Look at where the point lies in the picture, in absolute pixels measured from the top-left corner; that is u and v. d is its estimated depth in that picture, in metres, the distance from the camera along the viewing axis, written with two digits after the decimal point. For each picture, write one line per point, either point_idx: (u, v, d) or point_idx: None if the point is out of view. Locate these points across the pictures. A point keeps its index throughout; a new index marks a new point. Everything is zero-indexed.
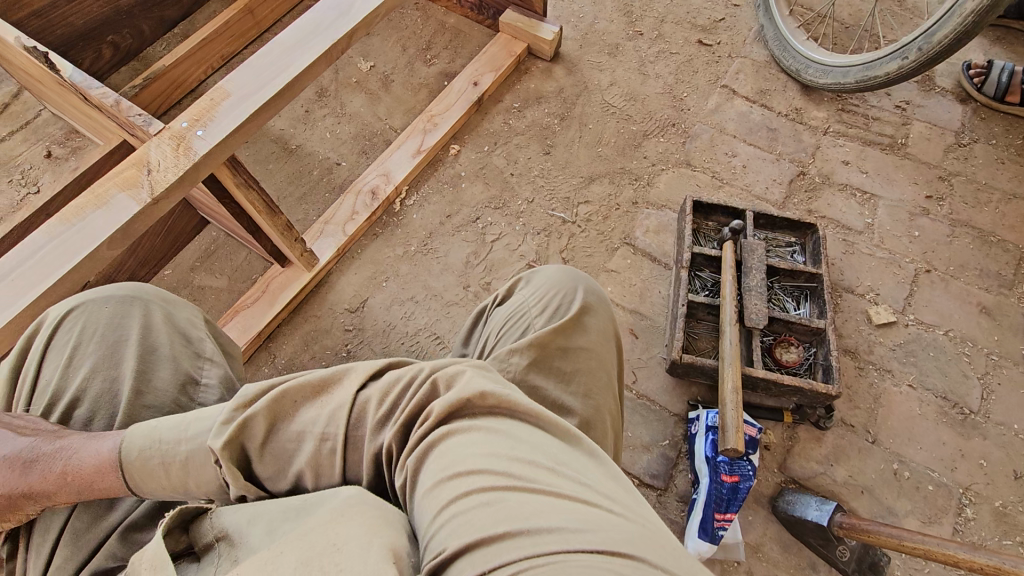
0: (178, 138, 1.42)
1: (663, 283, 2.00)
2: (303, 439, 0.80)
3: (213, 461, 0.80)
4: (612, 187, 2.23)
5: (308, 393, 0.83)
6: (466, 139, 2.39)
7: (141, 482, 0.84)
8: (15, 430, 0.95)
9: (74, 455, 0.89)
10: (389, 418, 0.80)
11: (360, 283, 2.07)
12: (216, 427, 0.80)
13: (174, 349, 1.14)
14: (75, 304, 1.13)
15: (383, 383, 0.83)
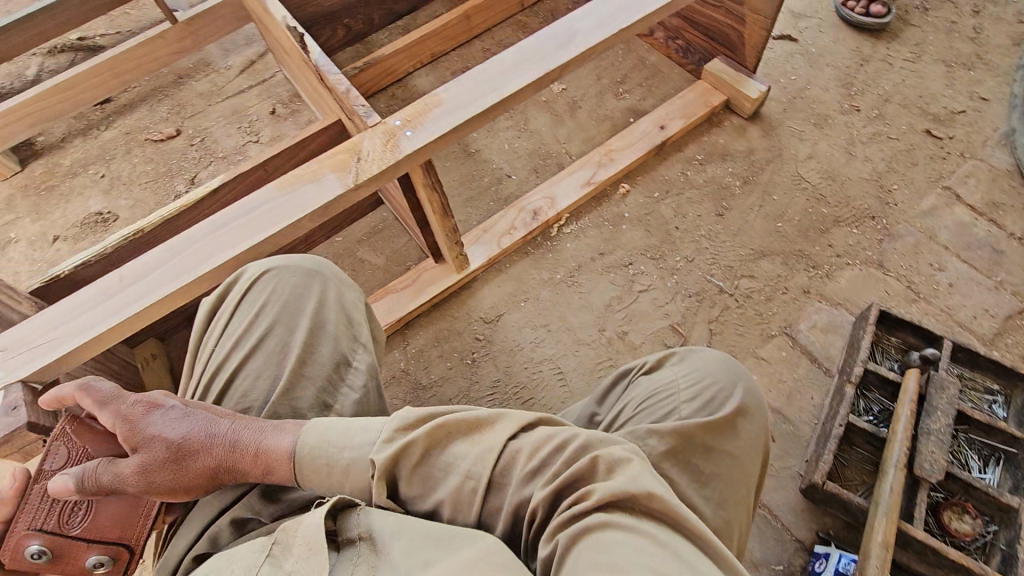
0: (390, 134, 1.53)
1: (818, 391, 1.80)
2: (450, 471, 0.86)
3: (369, 471, 0.87)
4: (784, 268, 2.05)
5: (463, 429, 0.88)
6: (638, 180, 2.33)
7: (309, 477, 0.91)
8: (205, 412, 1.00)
9: (261, 442, 0.95)
10: (543, 479, 0.82)
11: (500, 297, 2.11)
12: (379, 443, 0.87)
13: (338, 328, 1.21)
14: (272, 267, 1.26)
15: (536, 440, 0.86)
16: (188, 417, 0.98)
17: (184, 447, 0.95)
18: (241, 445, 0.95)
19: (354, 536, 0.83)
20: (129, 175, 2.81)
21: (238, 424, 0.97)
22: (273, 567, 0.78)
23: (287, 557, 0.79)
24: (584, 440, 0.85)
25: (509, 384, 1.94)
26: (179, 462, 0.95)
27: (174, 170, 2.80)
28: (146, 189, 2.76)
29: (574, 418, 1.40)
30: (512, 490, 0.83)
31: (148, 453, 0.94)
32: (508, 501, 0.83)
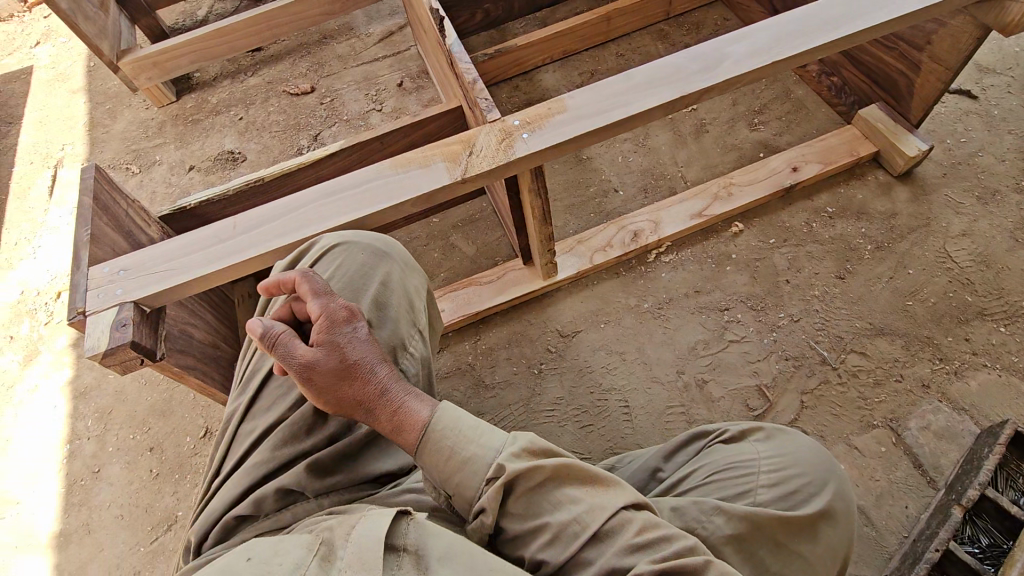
0: (506, 132, 1.51)
1: (916, 503, 1.57)
2: (557, 511, 0.94)
3: (488, 475, 0.95)
4: (903, 352, 1.82)
5: (588, 479, 0.96)
6: (754, 221, 2.16)
7: (430, 453, 0.99)
8: (374, 350, 1.09)
9: (405, 402, 1.04)
10: (651, 558, 0.88)
11: (581, 313, 2.05)
12: (509, 452, 0.96)
13: (397, 311, 1.24)
14: (339, 242, 1.30)
15: (648, 521, 0.93)
16: (361, 348, 1.08)
17: (349, 369, 1.05)
18: (390, 395, 1.05)
19: (399, 547, 0.85)
20: (263, 122, 3.01)
21: (393, 376, 1.07)
22: (322, 567, 0.78)
23: (337, 560, 0.80)
24: (695, 543, 0.91)
25: (570, 405, 1.88)
26: (336, 379, 1.03)
27: (302, 124, 2.97)
28: (274, 137, 2.95)
29: (634, 466, 1.32)
30: (615, 550, 0.90)
31: (323, 356, 1.04)
32: (605, 559, 0.90)
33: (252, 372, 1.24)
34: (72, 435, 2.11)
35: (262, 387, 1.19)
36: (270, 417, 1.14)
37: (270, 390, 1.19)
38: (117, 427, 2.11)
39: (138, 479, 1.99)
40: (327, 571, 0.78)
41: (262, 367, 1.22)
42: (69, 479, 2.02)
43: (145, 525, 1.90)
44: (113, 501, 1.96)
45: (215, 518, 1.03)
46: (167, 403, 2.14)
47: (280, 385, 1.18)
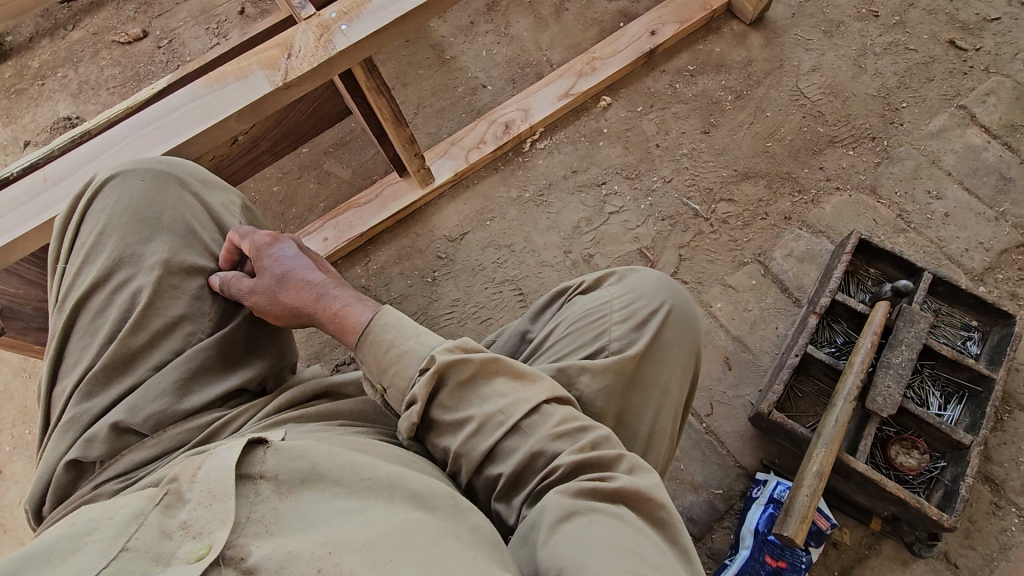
0: (324, 28, 1.41)
1: (785, 321, 1.72)
2: (482, 404, 0.94)
3: (423, 366, 0.95)
4: (766, 191, 1.92)
5: (512, 373, 0.96)
6: (622, 93, 2.15)
7: (367, 348, 1.00)
8: (309, 266, 1.16)
9: (342, 301, 1.09)
10: (572, 449, 0.91)
11: (466, 215, 2.02)
12: (444, 347, 0.96)
13: (206, 237, 1.21)
14: (115, 173, 1.20)
15: (568, 412, 0.95)
16: (298, 263, 1.16)
17: (286, 281, 1.13)
18: (326, 296, 1.10)
19: (256, 474, 0.76)
20: (97, 79, 2.70)
21: (330, 282, 1.13)
22: (166, 515, 0.70)
23: (184, 504, 0.71)
24: (609, 434, 0.95)
25: (467, 304, 1.89)
26: (277, 292, 1.12)
27: (143, 75, 2.68)
28: (114, 95, 2.66)
29: (507, 334, 1.34)
30: (536, 438, 0.91)
31: (263, 275, 1.13)
32: (528, 447, 0.91)
33: (53, 328, 1.12)
34: None
35: (65, 343, 1.09)
36: (80, 366, 1.05)
37: (76, 338, 1.09)
38: (9, 426, 1.99)
39: None
40: (172, 518, 0.69)
41: (61, 322, 1.11)
42: None
43: None
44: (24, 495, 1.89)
45: (46, 477, 0.96)
46: None
47: (83, 331, 1.08)
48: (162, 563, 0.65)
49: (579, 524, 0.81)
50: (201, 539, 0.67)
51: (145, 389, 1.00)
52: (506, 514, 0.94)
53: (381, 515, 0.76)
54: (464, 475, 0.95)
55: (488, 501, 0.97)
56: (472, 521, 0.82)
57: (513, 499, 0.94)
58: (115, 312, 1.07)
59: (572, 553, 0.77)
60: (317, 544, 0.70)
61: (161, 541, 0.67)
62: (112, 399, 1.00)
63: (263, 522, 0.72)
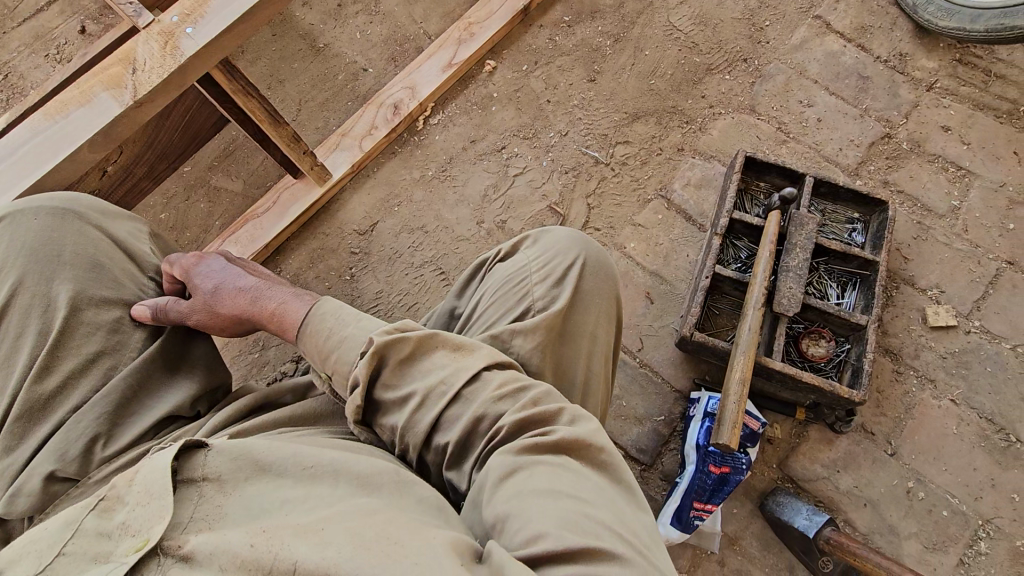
0: (167, 34, 1.31)
1: (694, 247, 1.81)
2: (424, 378, 0.96)
3: (363, 349, 0.96)
4: (657, 128, 1.99)
5: (451, 345, 0.99)
6: (504, 54, 2.14)
7: (309, 338, 1.01)
8: (243, 274, 1.15)
9: (278, 300, 1.08)
10: (514, 408, 0.92)
11: (372, 205, 1.97)
12: (385, 328, 0.97)
13: (117, 271, 1.12)
14: (5, 214, 1.09)
15: (508, 376, 0.97)
16: (229, 274, 1.15)
17: (220, 292, 1.12)
18: (261, 298, 1.10)
19: (198, 476, 0.76)
20: None
21: (263, 285, 1.12)
22: (104, 517, 0.70)
23: (121, 506, 0.70)
24: (550, 391, 0.96)
25: (391, 294, 1.86)
26: (213, 305, 1.11)
27: None
28: None
29: (434, 315, 1.34)
30: (478, 404, 0.93)
31: (196, 292, 1.12)
32: (471, 413, 0.92)
33: None
34: None
35: None
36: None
37: None
38: None
39: None
40: (108, 520, 0.69)
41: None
42: None
43: None
44: None
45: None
46: None
47: None
48: (101, 560, 0.66)
49: (520, 477, 0.83)
50: (139, 535, 0.68)
51: (66, 432, 0.93)
52: (457, 481, 0.94)
53: (323, 498, 0.76)
54: (413, 453, 0.96)
55: (441, 474, 0.97)
56: (417, 493, 0.82)
57: (463, 465, 0.94)
58: (25, 360, 0.99)
59: (512, 505, 0.79)
60: (253, 530, 0.70)
61: (101, 541, 0.68)
62: (35, 450, 0.93)
63: (206, 518, 0.72)
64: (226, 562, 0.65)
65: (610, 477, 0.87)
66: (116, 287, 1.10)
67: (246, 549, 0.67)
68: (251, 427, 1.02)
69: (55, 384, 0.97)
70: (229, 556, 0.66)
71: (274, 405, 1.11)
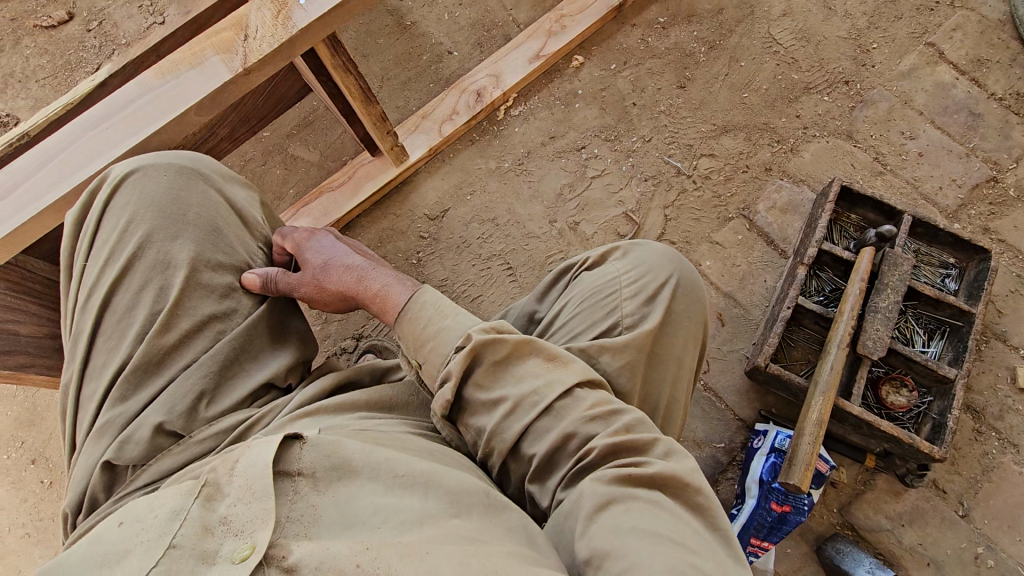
0: (280, 3, 1.30)
1: (772, 273, 1.75)
2: (516, 384, 0.96)
3: (459, 344, 0.98)
4: (746, 143, 1.91)
5: (545, 355, 0.98)
6: (594, 51, 2.08)
7: (406, 324, 1.05)
8: (351, 252, 1.20)
9: (382, 282, 1.13)
10: (606, 432, 0.91)
11: (446, 191, 1.96)
12: (482, 326, 0.99)
13: (233, 237, 1.15)
14: (135, 168, 1.12)
15: (600, 397, 0.96)
16: (337, 250, 1.20)
17: (328, 268, 1.17)
18: (366, 278, 1.14)
19: (293, 471, 0.76)
20: (24, 70, 2.35)
21: (369, 265, 1.17)
22: (207, 509, 0.70)
23: (223, 498, 0.71)
24: (643, 419, 0.95)
25: (456, 283, 1.85)
26: (321, 280, 1.16)
27: (74, 62, 2.35)
28: (45, 86, 2.33)
29: (512, 314, 1.33)
30: (569, 420, 0.93)
31: (307, 266, 1.17)
32: (561, 429, 0.92)
33: (77, 330, 1.07)
34: None
35: (92, 346, 1.04)
36: (111, 366, 1.01)
37: (103, 346, 1.04)
38: None
39: (32, 494, 1.79)
40: (211, 513, 0.70)
41: (85, 323, 1.05)
42: None
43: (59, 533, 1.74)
44: (14, 522, 1.77)
45: (84, 481, 0.95)
46: (32, 413, 1.87)
47: (111, 335, 1.04)
48: (207, 562, 0.66)
49: (618, 514, 0.82)
50: (243, 538, 0.68)
51: (173, 390, 0.99)
52: (539, 496, 0.95)
53: (420, 512, 0.75)
54: (497, 458, 0.96)
55: (519, 485, 0.98)
56: (507, 522, 0.80)
57: (546, 481, 0.94)
58: (144, 313, 1.03)
59: (614, 543, 0.78)
60: (356, 544, 0.70)
61: (205, 537, 0.68)
62: (146, 401, 0.99)
63: (302, 521, 0.73)
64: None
65: (706, 520, 0.85)
66: (229, 253, 1.13)
67: (351, 569, 0.67)
68: (333, 403, 1.03)
69: (173, 341, 1.02)
70: (334, 573, 0.66)
71: (354, 386, 1.14)
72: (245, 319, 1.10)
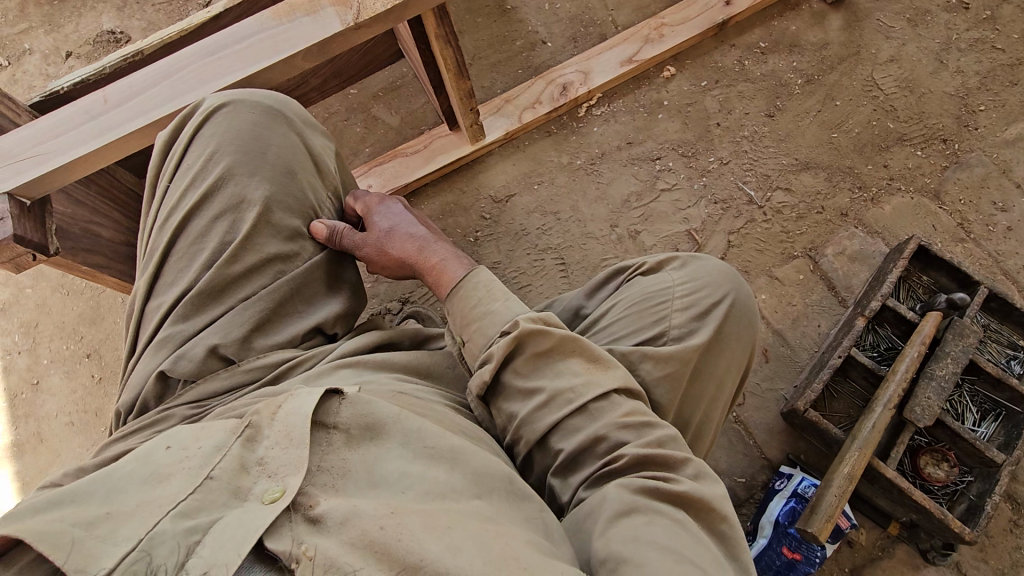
0: None
1: (828, 319, 1.71)
2: (555, 378, 0.99)
3: (503, 329, 1.03)
4: (826, 184, 1.87)
5: (585, 355, 1.00)
6: (687, 64, 2.06)
7: (458, 300, 1.10)
8: (412, 222, 1.26)
9: (441, 257, 1.19)
10: (637, 441, 0.93)
11: (514, 176, 1.99)
12: (529, 316, 1.02)
13: (304, 183, 1.19)
14: (226, 101, 1.18)
15: (634, 406, 0.98)
16: (401, 218, 1.25)
17: (392, 234, 1.23)
18: (427, 250, 1.20)
19: (330, 424, 0.78)
20: None
21: (431, 237, 1.23)
22: (246, 449, 0.72)
23: (262, 441, 0.73)
24: (675, 437, 0.96)
25: (508, 268, 1.88)
26: (383, 245, 1.22)
27: None
28: (159, 11, 2.45)
29: (561, 306, 1.35)
30: (602, 424, 0.95)
31: (372, 228, 1.23)
32: (593, 430, 0.95)
33: (152, 248, 1.13)
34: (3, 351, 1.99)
35: (163, 265, 1.11)
36: (178, 287, 1.07)
37: (173, 266, 1.10)
38: (48, 338, 1.98)
39: (82, 386, 1.91)
40: (251, 453, 0.72)
41: (160, 242, 1.12)
42: (8, 393, 1.93)
43: (99, 426, 1.86)
44: (62, 407, 1.90)
45: (137, 387, 1.03)
46: (96, 310, 2.00)
47: (181, 257, 1.10)
48: (239, 498, 0.68)
49: (639, 523, 0.82)
50: (275, 481, 0.69)
51: (229, 318, 1.04)
52: (560, 491, 0.97)
53: (443, 486, 0.76)
54: (524, 446, 0.99)
55: (541, 476, 1.01)
56: (528, 513, 0.80)
57: (569, 477, 0.96)
58: (215, 241, 1.09)
59: (634, 549, 0.78)
60: (383, 506, 0.71)
61: (240, 475, 0.70)
62: (204, 324, 1.04)
63: (331, 473, 0.75)
64: (354, 536, 0.67)
65: (725, 551, 0.86)
66: (298, 196, 1.18)
67: (376, 530, 0.68)
68: (369, 359, 1.07)
69: (237, 273, 1.07)
70: (359, 531, 0.67)
71: (393, 347, 1.19)
72: (305, 262, 1.15)
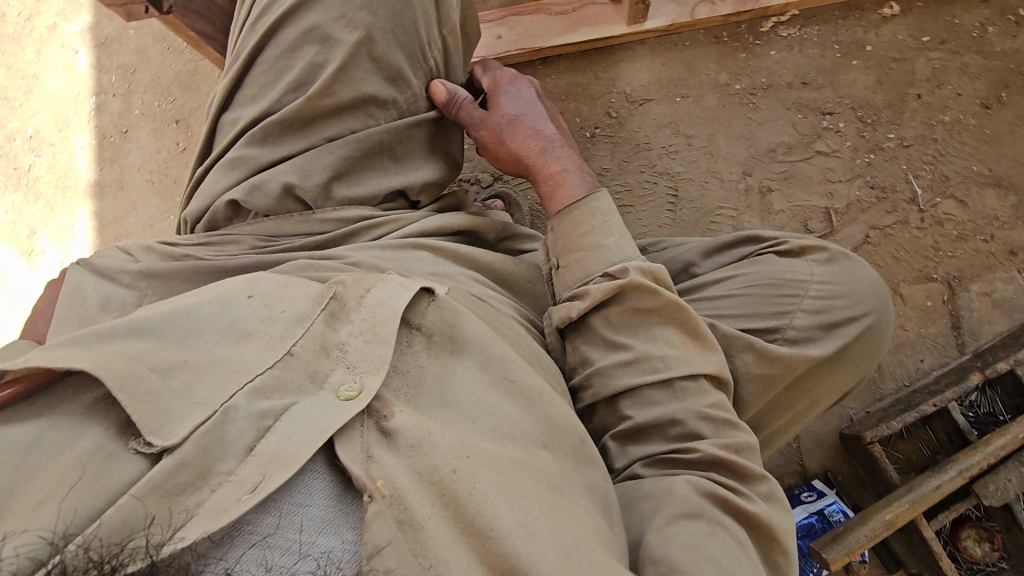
0: None
1: (934, 358, 1.53)
2: (646, 342, 0.89)
3: (605, 270, 0.92)
4: (1010, 211, 1.57)
5: (685, 328, 0.90)
6: (914, 7, 1.66)
7: (567, 220, 0.98)
8: (543, 116, 1.09)
9: (562, 167, 1.03)
10: (714, 440, 0.84)
11: (659, 78, 1.72)
12: (641, 266, 0.91)
13: (421, 9, 0.97)
14: None
15: (721, 399, 0.88)
16: (532, 109, 1.09)
17: (515, 124, 1.07)
18: (549, 153, 1.05)
19: (415, 323, 0.74)
20: None
21: (558, 140, 1.06)
22: (329, 327, 0.68)
23: (346, 323, 0.69)
24: (754, 448, 0.88)
25: (615, 180, 1.70)
26: (503, 133, 1.07)
27: None
28: None
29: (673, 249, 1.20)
30: (684, 407, 0.86)
31: (496, 112, 1.08)
32: (671, 411, 0.86)
33: (241, 48, 1.00)
34: (98, 88, 1.96)
35: (247, 71, 0.98)
36: (262, 101, 0.95)
37: (259, 75, 0.97)
38: (141, 90, 1.93)
39: (166, 150, 1.90)
40: (332, 334, 0.67)
41: (249, 43, 0.98)
42: (98, 133, 1.94)
43: (176, 196, 1.88)
44: (145, 163, 1.91)
45: (207, 202, 0.97)
46: (191, 76, 1.92)
47: (272, 65, 0.96)
48: (316, 385, 0.63)
49: (700, 531, 0.76)
50: (353, 377, 0.64)
51: (310, 158, 0.93)
52: (614, 455, 0.91)
53: (515, 428, 0.71)
54: (589, 395, 0.92)
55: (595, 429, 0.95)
56: (588, 477, 0.74)
57: (628, 446, 0.90)
58: (312, 57, 0.94)
59: (691, 559, 0.72)
60: (458, 445, 0.64)
61: (321, 358, 0.65)
62: (282, 157, 0.94)
63: (405, 379, 0.70)
64: (422, 471, 0.61)
65: None
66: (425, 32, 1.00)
67: (447, 472, 0.62)
68: (455, 248, 0.98)
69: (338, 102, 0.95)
70: (428, 466, 0.62)
71: (478, 237, 1.10)
72: (411, 115, 1.02)
